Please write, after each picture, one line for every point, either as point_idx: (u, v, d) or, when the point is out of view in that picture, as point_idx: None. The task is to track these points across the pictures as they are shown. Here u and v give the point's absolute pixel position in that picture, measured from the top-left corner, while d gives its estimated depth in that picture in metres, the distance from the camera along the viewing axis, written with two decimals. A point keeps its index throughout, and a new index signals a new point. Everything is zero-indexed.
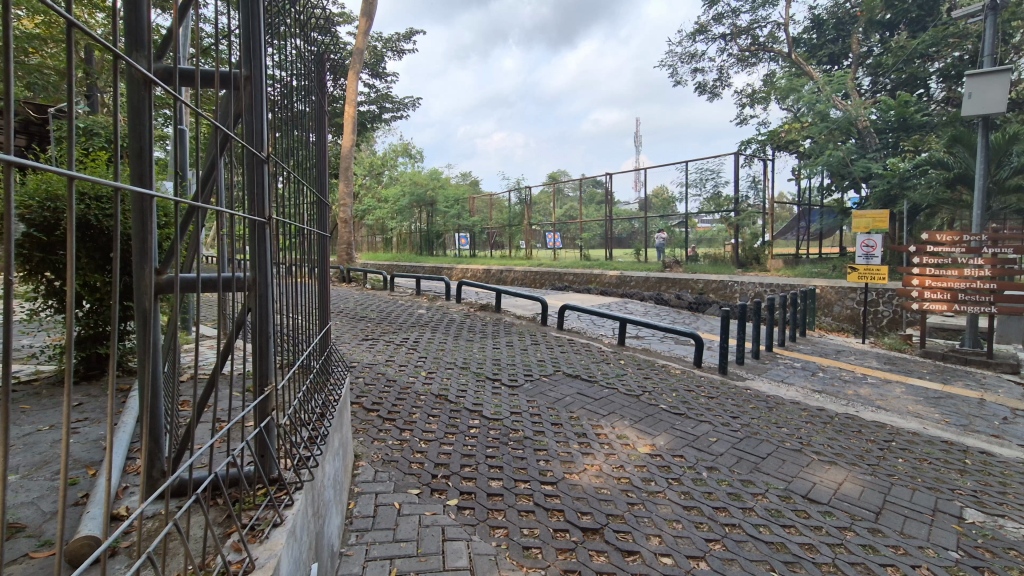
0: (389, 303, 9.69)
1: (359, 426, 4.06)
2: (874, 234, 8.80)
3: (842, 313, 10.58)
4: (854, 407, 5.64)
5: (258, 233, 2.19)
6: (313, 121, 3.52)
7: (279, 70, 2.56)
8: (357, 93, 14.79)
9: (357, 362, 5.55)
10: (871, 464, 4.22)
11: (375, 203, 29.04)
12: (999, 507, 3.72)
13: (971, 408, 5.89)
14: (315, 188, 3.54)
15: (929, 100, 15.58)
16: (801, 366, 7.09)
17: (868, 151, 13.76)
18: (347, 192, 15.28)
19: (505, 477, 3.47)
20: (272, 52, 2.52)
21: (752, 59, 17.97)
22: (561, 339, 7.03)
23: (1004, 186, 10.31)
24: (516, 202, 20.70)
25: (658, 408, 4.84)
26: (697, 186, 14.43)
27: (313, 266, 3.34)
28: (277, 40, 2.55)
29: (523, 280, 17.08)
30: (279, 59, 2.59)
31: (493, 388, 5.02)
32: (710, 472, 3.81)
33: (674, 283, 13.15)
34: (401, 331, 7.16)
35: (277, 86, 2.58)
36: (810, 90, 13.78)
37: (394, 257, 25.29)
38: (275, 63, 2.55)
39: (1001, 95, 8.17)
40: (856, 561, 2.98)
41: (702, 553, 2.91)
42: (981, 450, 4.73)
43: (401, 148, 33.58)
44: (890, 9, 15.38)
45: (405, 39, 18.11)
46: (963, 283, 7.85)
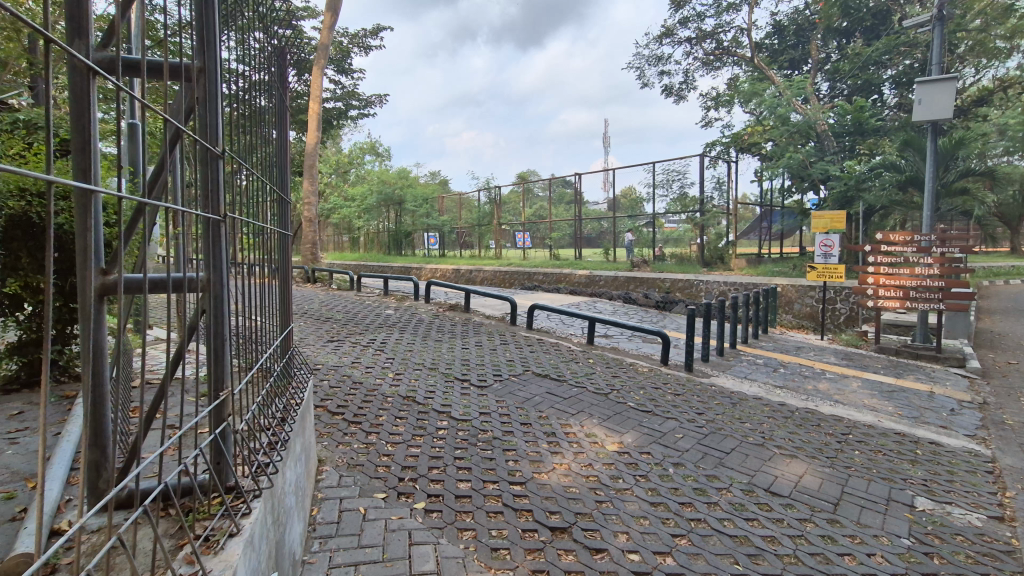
0: (355, 304, 9.51)
1: (323, 430, 3.96)
2: (832, 234, 9.07)
3: (802, 311, 10.96)
4: (813, 401, 5.83)
5: (213, 231, 2.09)
6: (275, 116, 3.41)
7: (240, 64, 2.50)
8: (323, 89, 14.47)
9: (322, 365, 5.42)
10: (829, 456, 4.37)
11: (341, 202, 28.52)
12: (946, 495, 3.90)
13: (921, 400, 6.16)
14: (277, 186, 3.44)
15: (883, 106, 16.27)
16: (763, 362, 7.28)
17: (826, 154, 14.25)
18: (312, 190, 14.93)
19: (473, 478, 3.44)
20: (233, 43, 2.45)
21: (716, 63, 18.40)
22: (530, 338, 7.04)
23: (951, 188, 10.84)
24: (485, 201, 20.69)
25: (626, 406, 4.89)
26: (664, 187, 14.67)
27: (273, 265, 3.24)
28: (238, 34, 2.49)
29: (493, 280, 17.05)
30: (240, 52, 2.52)
31: (462, 389, 4.98)
32: (676, 468, 3.87)
33: (642, 282, 13.34)
34: (368, 332, 7.04)
35: (237, 80, 2.50)
36: (772, 94, 14.20)
37: (361, 257, 24.88)
38: (235, 54, 2.45)
39: (948, 101, 8.59)
40: (815, 551, 3.06)
41: (669, 548, 2.94)
42: (931, 441, 4.95)
43: (367, 146, 33.08)
44: (847, 17, 16.00)
45: (372, 35, 17.81)
46: (915, 281, 8.19)
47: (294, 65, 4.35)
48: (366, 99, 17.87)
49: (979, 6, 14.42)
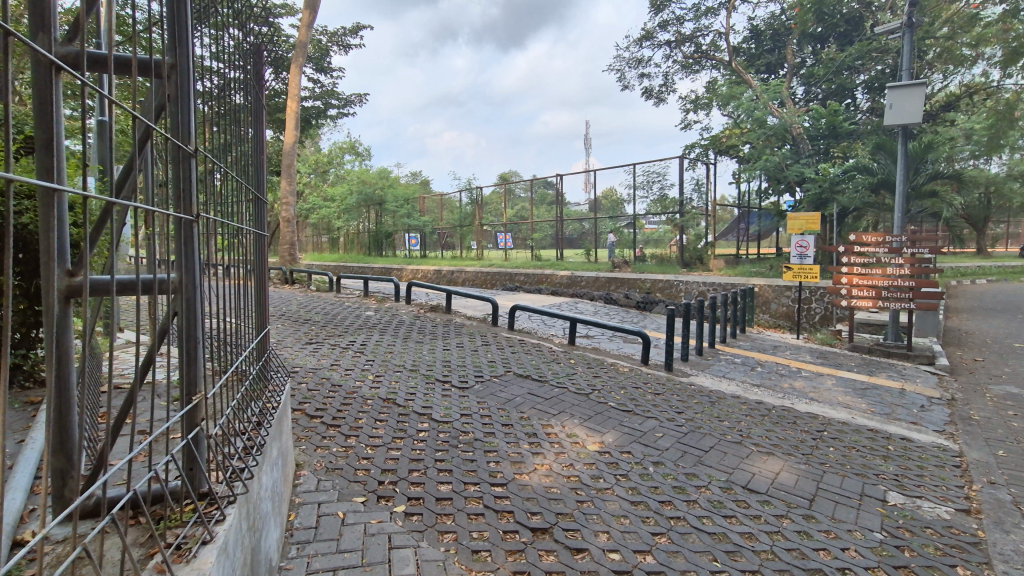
0: (335, 305, 9.40)
1: (301, 434, 3.90)
2: (807, 235, 9.26)
3: (779, 311, 11.16)
4: (789, 399, 5.94)
5: (185, 232, 2.03)
6: (251, 114, 3.35)
7: (215, 62, 2.46)
8: (301, 87, 14.27)
9: (300, 367, 5.33)
10: (805, 453, 4.45)
11: (320, 202, 28.16)
12: (917, 489, 4.01)
13: (893, 397, 6.33)
14: (253, 185, 3.38)
15: (856, 110, 16.67)
16: (741, 362, 7.40)
17: (802, 156, 14.54)
18: (290, 190, 14.71)
19: (454, 480, 3.42)
20: (207, 42, 2.41)
21: (695, 66, 18.65)
22: (512, 339, 7.03)
23: (921, 191, 11.16)
24: (467, 202, 20.65)
25: (607, 406, 4.91)
26: (644, 188, 14.80)
27: (249, 266, 3.17)
28: (212, 30, 2.44)
29: (474, 281, 16.99)
30: (214, 50, 2.48)
31: (442, 390, 4.96)
32: (656, 467, 3.90)
33: (623, 283, 13.44)
34: (348, 334, 6.95)
35: (212, 77, 2.45)
36: (749, 98, 14.45)
37: (341, 258, 24.61)
38: (209, 52, 2.41)
39: (917, 106, 8.84)
40: (791, 547, 3.12)
41: (649, 546, 2.96)
42: (902, 437, 5.08)
43: (347, 145, 32.75)
44: (821, 22, 16.36)
45: (351, 34, 17.62)
46: (887, 281, 8.40)
47: (271, 63, 4.27)
48: (346, 98, 17.68)
49: (947, 14, 14.88)
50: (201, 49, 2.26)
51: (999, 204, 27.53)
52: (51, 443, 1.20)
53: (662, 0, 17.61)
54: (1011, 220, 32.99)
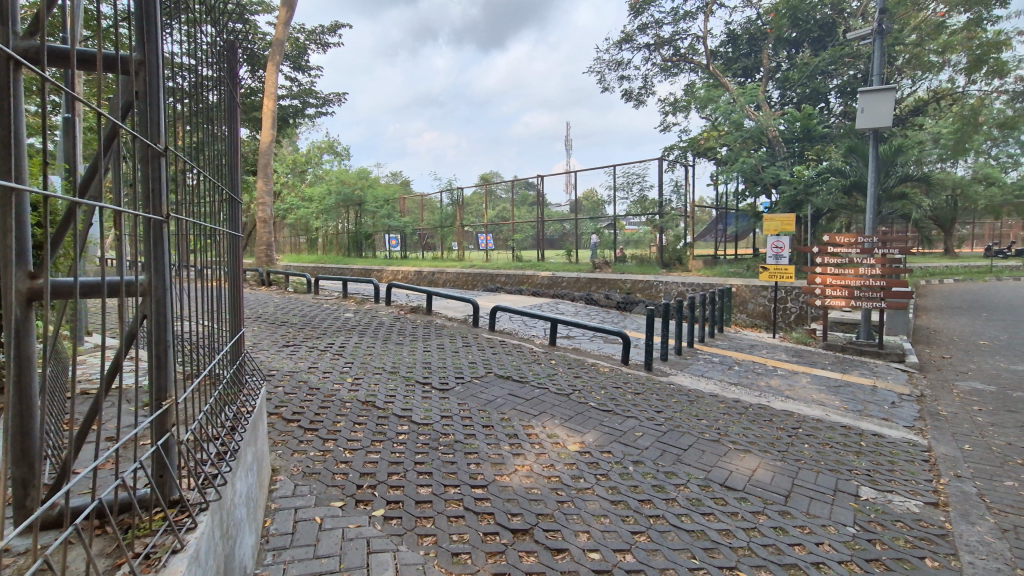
0: (313, 307, 9.27)
1: (278, 439, 3.83)
2: (783, 236, 9.44)
3: (755, 310, 11.36)
4: (766, 397, 6.05)
5: (155, 233, 1.97)
6: (225, 113, 3.27)
7: (189, 58, 2.39)
8: (277, 86, 14.04)
9: (276, 371, 5.24)
10: (781, 450, 4.53)
11: (298, 203, 27.77)
12: (888, 484, 4.12)
13: (865, 394, 6.48)
14: (227, 185, 3.31)
15: (829, 114, 17.05)
16: (719, 361, 7.51)
17: (777, 158, 14.83)
18: (267, 190, 14.47)
19: (434, 483, 3.39)
20: (182, 37, 2.36)
21: (674, 69, 18.88)
22: (493, 340, 7.02)
23: (891, 193, 11.47)
24: (447, 203, 20.59)
25: (587, 406, 4.93)
26: (624, 190, 14.93)
27: (223, 266, 3.10)
28: (187, 26, 2.39)
29: (455, 282, 16.91)
30: (189, 46, 2.42)
31: (422, 392, 4.92)
32: (636, 466, 3.93)
33: (603, 283, 13.54)
34: (326, 336, 6.86)
35: (185, 74, 2.39)
36: (726, 101, 14.69)
37: (320, 259, 24.30)
38: (184, 49, 2.35)
39: (887, 110, 9.08)
40: (768, 542, 3.17)
41: (629, 545, 2.98)
42: (873, 433, 5.21)
43: (326, 145, 32.35)
44: (796, 28, 16.72)
45: (329, 32, 17.40)
46: (859, 281, 8.61)
47: (245, 60, 4.19)
48: (324, 97, 17.43)
49: (915, 22, 15.34)
50: (174, 45, 2.20)
51: (965, 206, 28.47)
52: (9, 450, 1.15)
53: (641, 4, 17.80)
54: (976, 221, 34.15)
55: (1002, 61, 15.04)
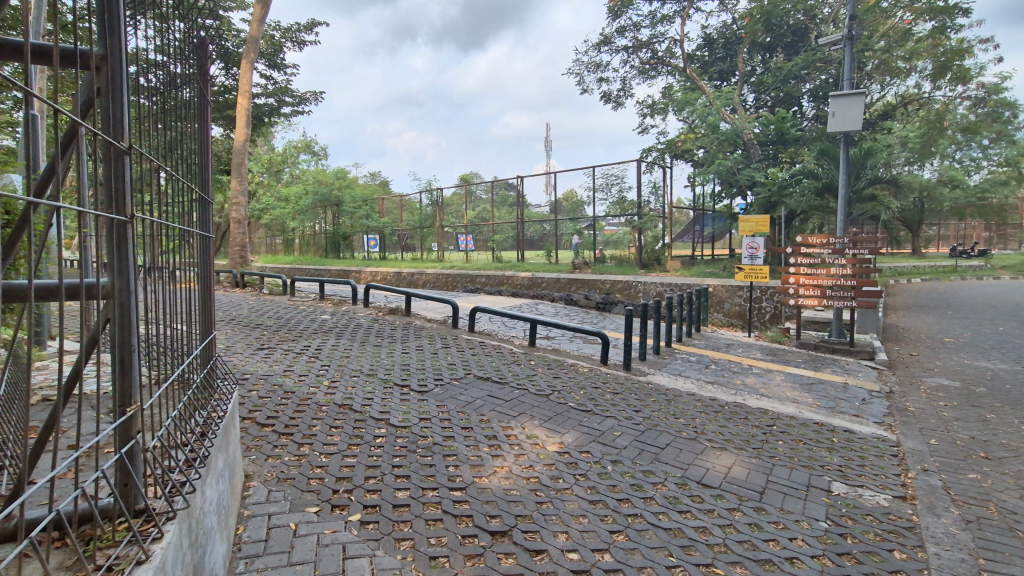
0: (288, 309, 9.10)
1: (251, 443, 3.75)
2: (757, 237, 9.62)
3: (732, 310, 11.55)
4: (741, 395, 6.16)
5: (118, 234, 1.90)
6: (196, 111, 3.18)
7: (159, 55, 2.32)
8: (252, 84, 13.79)
9: (250, 374, 5.14)
10: (756, 447, 4.61)
11: (273, 203, 27.31)
12: (858, 479, 4.22)
13: (837, 391, 6.64)
14: (198, 184, 3.22)
15: (802, 117, 17.45)
16: (696, 360, 7.62)
17: (753, 161, 15.11)
18: (241, 190, 14.20)
19: (412, 486, 3.36)
20: (152, 33, 2.30)
21: (651, 72, 19.10)
22: (472, 341, 7.00)
23: (861, 195, 11.79)
24: (427, 203, 20.49)
25: (566, 406, 4.95)
26: (603, 191, 15.05)
27: (193, 268, 3.02)
28: (157, 23, 2.33)
29: (435, 283, 16.82)
30: (159, 43, 2.36)
31: (401, 394, 4.88)
32: (615, 466, 3.95)
33: (583, 284, 13.62)
34: (302, 339, 6.75)
35: (155, 71, 2.32)
36: (702, 104, 14.92)
37: (296, 260, 23.93)
38: (154, 46, 2.29)
39: (857, 114, 9.32)
40: (743, 539, 3.21)
41: (607, 545, 2.99)
42: (845, 429, 5.34)
43: (302, 145, 31.88)
44: (770, 33, 17.08)
45: (306, 30, 17.16)
46: (831, 281, 8.81)
47: (218, 57, 4.11)
48: (300, 95, 17.18)
49: (883, 28, 15.81)
50: (144, 40, 2.13)
51: (931, 208, 29.43)
52: None
53: (620, 7, 17.98)
54: (942, 223, 35.34)
55: (965, 68, 15.59)
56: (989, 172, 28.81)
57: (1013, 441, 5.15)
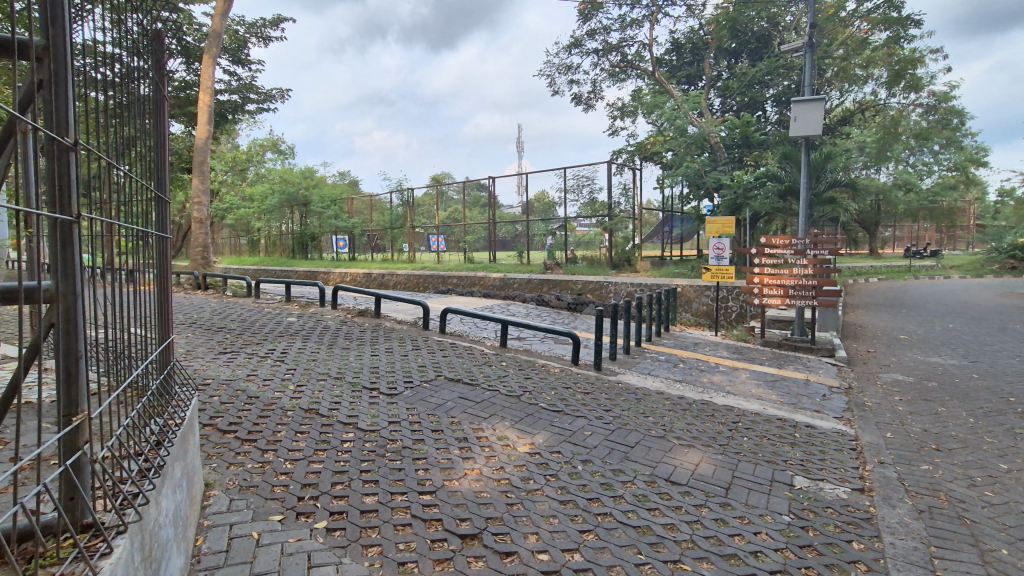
0: (253, 312, 8.86)
1: (212, 451, 3.64)
2: (723, 238, 9.84)
3: (699, 309, 11.80)
4: (708, 393, 6.29)
5: (61, 234, 1.79)
6: (152, 106, 3.05)
7: (114, 47, 2.23)
8: (214, 80, 13.37)
9: (212, 379, 4.98)
10: (722, 444, 4.71)
11: (238, 202, 26.59)
12: (819, 472, 4.36)
13: (799, 387, 6.85)
14: (155, 182, 3.09)
15: (766, 122, 17.96)
16: (665, 359, 7.75)
17: (719, 164, 15.45)
18: (203, 189, 13.77)
19: (380, 491, 3.31)
20: (107, 25, 2.21)
21: (621, 74, 19.34)
22: (443, 343, 6.96)
23: (822, 197, 12.19)
24: (397, 203, 20.30)
25: (537, 407, 4.95)
26: (574, 192, 15.16)
27: (149, 269, 2.90)
28: (113, 15, 2.25)
29: (406, 284, 16.66)
30: (114, 35, 2.27)
31: (370, 398, 4.81)
32: (585, 465, 3.98)
33: (555, 284, 13.69)
34: (267, 342, 6.57)
35: (111, 65, 2.23)
36: (671, 107, 15.22)
37: (262, 262, 23.33)
38: (109, 37, 2.21)
39: (817, 119, 9.64)
40: (709, 535, 3.27)
41: (577, 544, 3.01)
42: (807, 424, 5.51)
43: (268, 143, 31.16)
44: (735, 39, 17.52)
45: (271, 26, 16.75)
46: (793, 281, 9.09)
47: (177, 51, 3.95)
48: (267, 93, 16.77)
49: (842, 37, 16.39)
50: (98, 31, 2.05)
51: (887, 210, 30.68)
52: None
53: (590, 10, 18.16)
54: (897, 225, 36.89)
55: (917, 76, 16.32)
56: (940, 176, 30.23)
57: (962, 433, 5.41)
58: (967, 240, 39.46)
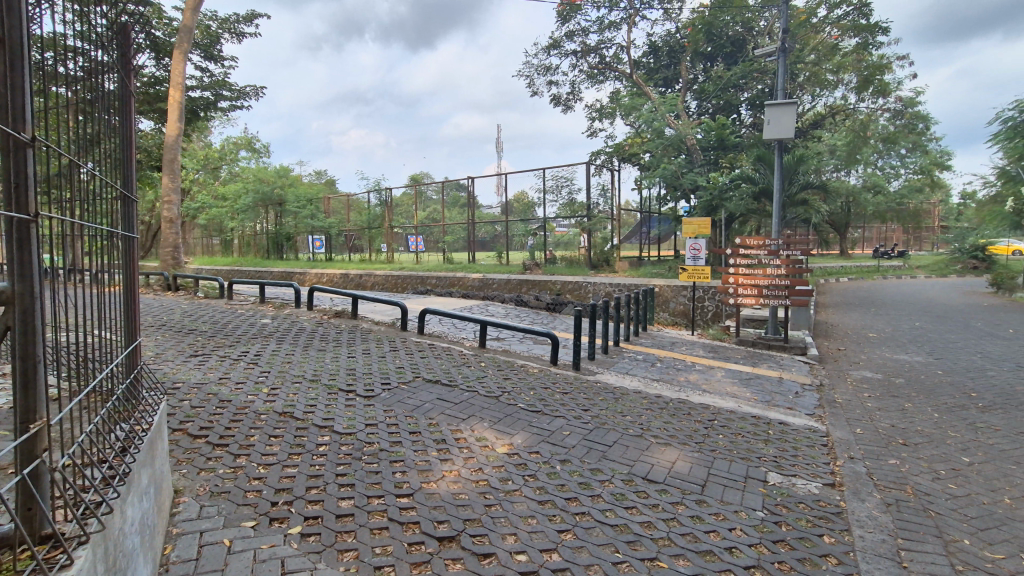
0: (226, 313, 8.66)
1: (182, 457, 3.55)
2: (699, 239, 9.99)
3: (676, 309, 11.96)
4: (685, 392, 6.37)
5: (18, 234, 1.72)
6: (118, 101, 2.95)
7: (77, 41, 2.16)
8: (185, 75, 13.04)
9: (182, 384, 4.84)
10: (698, 442, 4.77)
11: (210, 202, 26.01)
12: (791, 468, 4.45)
13: (773, 385, 6.99)
14: (121, 180, 3.00)
15: (741, 124, 18.30)
16: (643, 358, 7.82)
17: (695, 165, 15.68)
18: (174, 187, 13.44)
19: (356, 495, 3.27)
20: (71, 18, 2.14)
21: (599, 76, 19.48)
22: (421, 344, 6.90)
23: (795, 199, 12.47)
24: (375, 203, 20.12)
25: (516, 407, 4.95)
26: (553, 193, 15.22)
27: (116, 270, 2.81)
28: (77, 7, 2.18)
29: (384, 285, 16.51)
30: (77, 26, 2.19)
31: (346, 400, 4.74)
32: (563, 465, 3.99)
33: (534, 284, 13.72)
34: (240, 344, 6.43)
35: (74, 58, 2.15)
36: (648, 109, 15.39)
37: (235, 262, 22.86)
38: (74, 30, 2.15)
39: (790, 123, 9.86)
40: (686, 532, 3.31)
41: (555, 544, 3.01)
42: (780, 421, 5.62)
43: (242, 141, 30.56)
44: (710, 43, 17.83)
45: (245, 21, 16.42)
46: (767, 281, 9.27)
47: (145, 44, 3.82)
48: (240, 90, 16.42)
49: (813, 42, 16.79)
50: (62, 25, 1.99)
51: (856, 212, 31.57)
52: None
53: (568, 12, 18.26)
54: (867, 226, 37.96)
55: (884, 81, 16.82)
56: (907, 179, 31.22)
57: (927, 427, 5.58)
58: (932, 241, 40.85)
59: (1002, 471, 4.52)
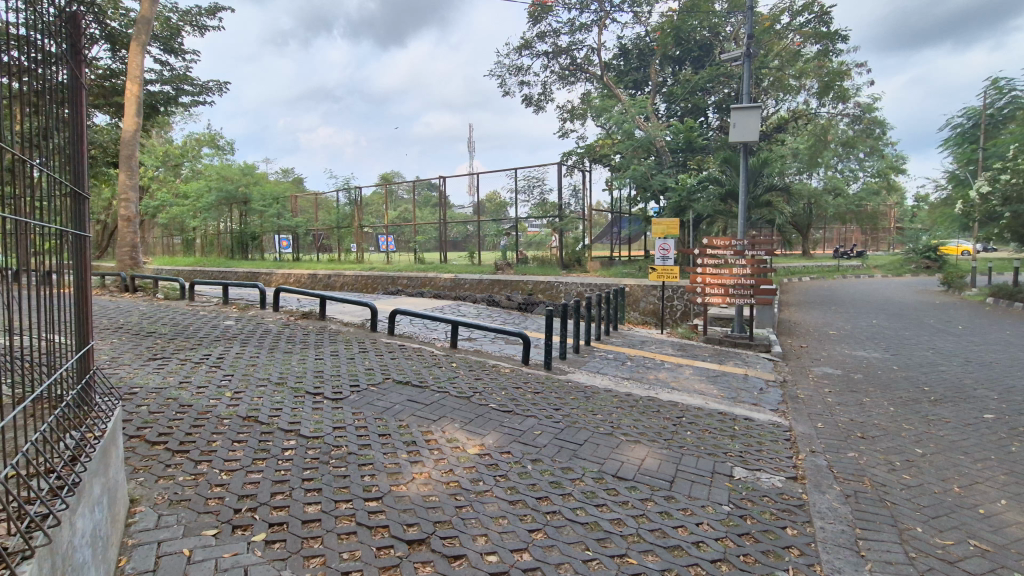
0: (186, 315, 8.38)
1: (139, 465, 3.42)
2: (668, 239, 10.15)
3: (646, 308, 12.15)
4: (655, 390, 6.47)
5: None
6: (68, 94, 2.82)
7: (24, 31, 2.05)
8: (142, 69, 12.58)
9: (139, 389, 4.66)
10: (667, 439, 4.85)
11: (171, 200, 25.16)
12: (756, 463, 4.57)
13: (739, 382, 7.17)
14: (72, 176, 2.86)
15: (708, 127, 18.70)
16: (614, 357, 7.91)
17: (664, 167, 15.96)
18: (131, 185, 12.95)
19: (323, 500, 3.20)
20: (18, 7, 2.03)
21: (571, 77, 19.63)
22: (392, 345, 6.82)
23: (759, 200, 12.82)
24: (344, 202, 19.82)
25: (488, 408, 4.93)
26: (525, 193, 15.25)
27: (68, 271, 2.69)
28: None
29: (354, 285, 16.27)
30: (25, 16, 2.08)
31: (313, 403, 4.65)
32: (534, 464, 4.00)
33: (505, 284, 13.73)
34: (201, 347, 6.22)
35: (21, 49, 2.04)
36: (619, 111, 15.59)
37: (198, 262, 22.17)
38: (20, 19, 2.04)
39: (754, 126, 10.12)
40: (654, 528, 3.36)
41: (525, 544, 3.01)
42: (745, 417, 5.77)
43: (205, 138, 29.67)
44: (679, 47, 18.20)
45: (208, 14, 15.93)
46: (733, 280, 9.50)
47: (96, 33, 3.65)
48: (203, 85, 15.92)
49: (777, 48, 17.28)
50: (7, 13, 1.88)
51: (817, 213, 32.68)
52: None
53: (540, 13, 18.35)
54: (827, 228, 39.33)
55: (844, 87, 17.45)
56: (865, 182, 32.48)
57: (883, 421, 5.82)
58: (889, 242, 42.60)
59: (952, 461, 4.74)
